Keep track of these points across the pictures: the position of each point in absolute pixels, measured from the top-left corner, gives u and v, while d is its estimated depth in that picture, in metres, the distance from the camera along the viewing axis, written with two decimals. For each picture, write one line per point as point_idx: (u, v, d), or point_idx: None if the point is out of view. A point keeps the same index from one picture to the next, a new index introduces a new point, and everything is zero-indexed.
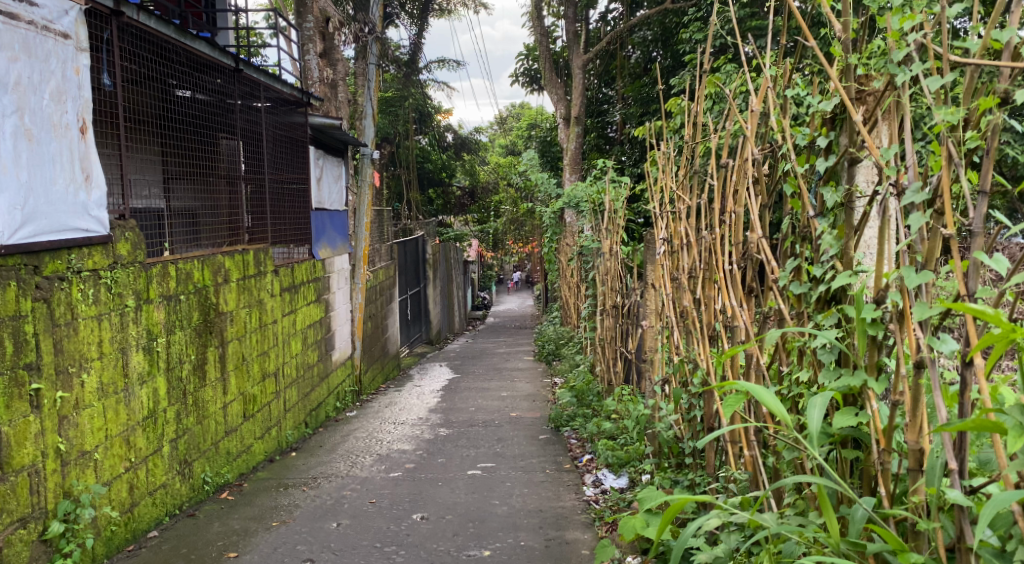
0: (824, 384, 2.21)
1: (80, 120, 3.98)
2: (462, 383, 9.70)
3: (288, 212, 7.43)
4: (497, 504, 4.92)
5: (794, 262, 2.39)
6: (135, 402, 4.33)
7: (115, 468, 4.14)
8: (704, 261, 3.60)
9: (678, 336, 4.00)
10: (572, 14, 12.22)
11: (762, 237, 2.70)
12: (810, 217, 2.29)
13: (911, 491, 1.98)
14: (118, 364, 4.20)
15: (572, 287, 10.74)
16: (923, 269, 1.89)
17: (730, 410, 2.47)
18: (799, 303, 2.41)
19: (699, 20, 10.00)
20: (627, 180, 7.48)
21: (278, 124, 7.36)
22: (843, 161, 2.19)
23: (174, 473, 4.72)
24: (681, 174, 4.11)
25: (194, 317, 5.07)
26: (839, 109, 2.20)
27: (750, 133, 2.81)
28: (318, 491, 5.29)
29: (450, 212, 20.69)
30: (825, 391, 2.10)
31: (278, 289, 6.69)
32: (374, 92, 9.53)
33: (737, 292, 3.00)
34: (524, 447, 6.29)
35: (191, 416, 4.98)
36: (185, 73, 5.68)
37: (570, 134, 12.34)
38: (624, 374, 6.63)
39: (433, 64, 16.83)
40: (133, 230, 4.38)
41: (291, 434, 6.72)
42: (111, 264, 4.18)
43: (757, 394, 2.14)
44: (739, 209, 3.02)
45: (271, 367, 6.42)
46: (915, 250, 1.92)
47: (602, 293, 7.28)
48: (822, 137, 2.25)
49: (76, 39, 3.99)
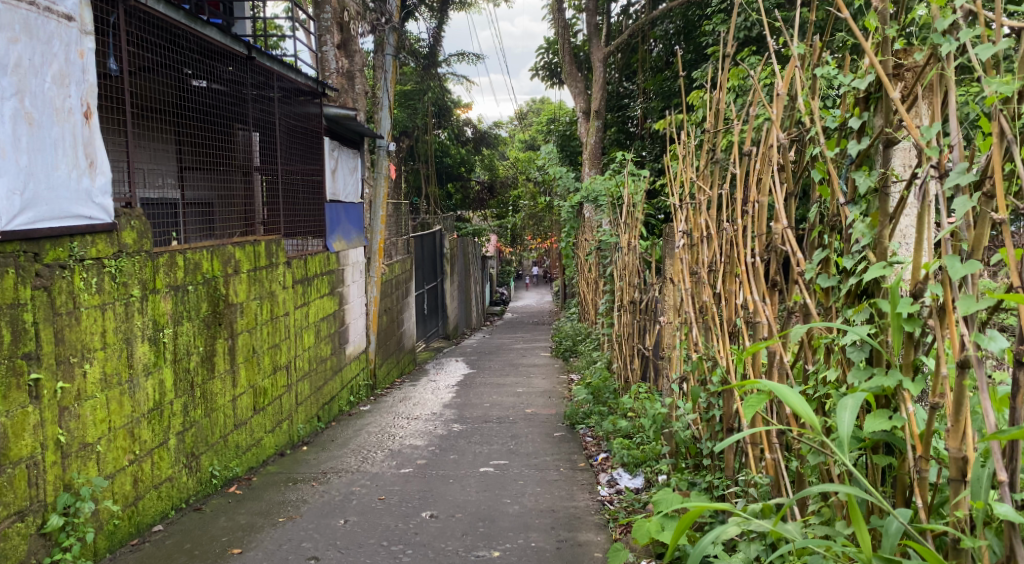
0: (854, 385, 2.05)
1: (84, 104, 3.88)
2: (478, 378, 9.59)
3: (302, 203, 7.32)
4: (508, 503, 4.80)
5: (822, 253, 2.25)
6: (140, 393, 4.24)
7: (118, 460, 4.04)
8: (725, 254, 3.45)
9: (697, 332, 3.87)
10: (593, 7, 12.07)
11: (787, 228, 2.56)
12: (841, 204, 2.14)
13: (953, 504, 1.83)
14: (122, 355, 4.11)
15: (590, 282, 10.61)
16: (968, 259, 1.73)
17: (751, 411, 2.32)
18: (827, 298, 2.27)
19: (722, 12, 9.85)
20: (647, 173, 7.34)
21: (293, 115, 7.26)
22: (878, 145, 2.05)
23: (180, 466, 4.63)
24: (703, 164, 3.96)
25: (203, 308, 4.98)
26: (873, 88, 2.06)
27: (776, 116, 2.67)
28: (327, 486, 5.19)
29: (468, 207, 20.57)
30: (856, 392, 1.95)
31: (290, 281, 6.59)
32: (391, 83, 9.42)
33: (759, 286, 2.87)
34: (538, 445, 6.16)
35: (199, 409, 4.88)
36: (198, 61, 5.60)
37: (590, 127, 12.22)
38: (641, 371, 6.48)
39: (452, 58, 16.75)
40: (139, 218, 4.26)
41: (302, 428, 6.63)
42: (116, 253, 4.07)
43: (783, 396, 1.99)
44: (763, 198, 2.88)
45: (282, 360, 6.32)
46: (961, 238, 1.77)
47: (620, 288, 7.14)
48: (855, 118, 2.10)
49: (80, 22, 3.89)
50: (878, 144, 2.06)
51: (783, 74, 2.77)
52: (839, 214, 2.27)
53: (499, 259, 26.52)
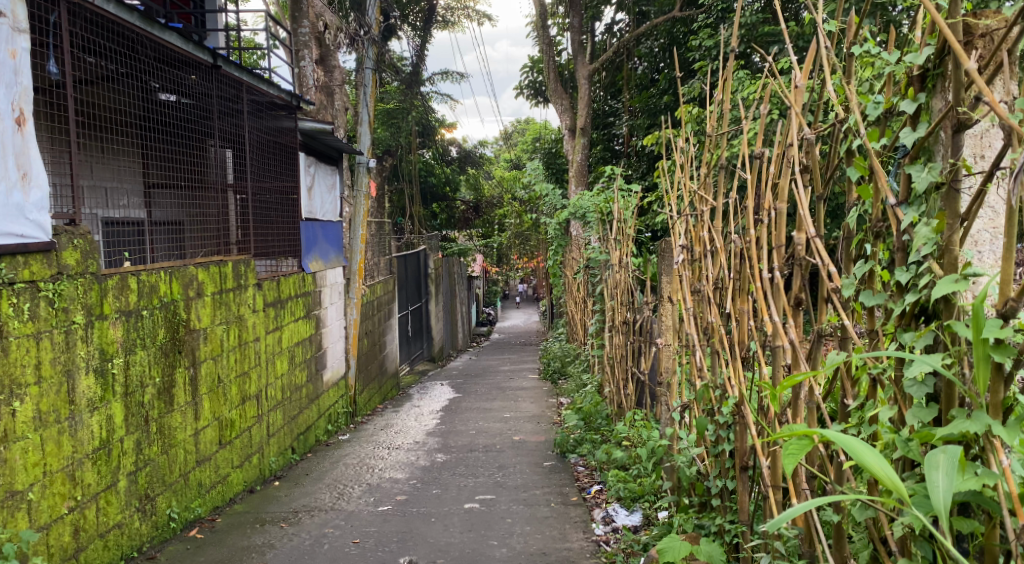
0: (922, 431, 1.74)
1: (16, 109, 3.48)
2: (464, 403, 9.16)
3: (275, 223, 6.90)
4: (495, 545, 4.38)
5: (865, 265, 1.92)
6: (83, 431, 3.82)
7: (55, 508, 3.62)
8: (734, 269, 3.08)
9: (701, 357, 3.49)
10: (577, 24, 11.73)
11: (816, 238, 2.20)
12: (891, 206, 1.81)
13: None
14: (62, 390, 3.69)
15: (578, 302, 10.23)
16: None
17: (792, 462, 1.91)
18: (871, 319, 1.93)
19: (710, 26, 9.54)
20: (637, 189, 6.98)
21: (264, 130, 6.82)
22: (939, 133, 1.74)
23: (131, 510, 4.19)
24: (703, 173, 3.59)
25: (160, 334, 4.56)
26: (930, 63, 1.76)
27: (796, 108, 2.34)
28: (298, 528, 4.76)
29: (455, 227, 20.16)
30: (942, 448, 1.64)
31: (261, 304, 6.16)
32: (371, 98, 8.99)
33: (779, 304, 2.51)
34: (527, 477, 5.74)
35: (155, 445, 4.46)
36: (157, 70, 5.19)
37: (575, 145, 11.88)
38: (636, 396, 6.06)
39: (436, 77, 16.44)
40: (84, 236, 3.86)
41: (274, 461, 6.19)
42: (54, 275, 3.66)
43: (850, 449, 1.63)
44: (782, 204, 2.50)
45: (251, 390, 5.87)
46: None
47: (611, 309, 6.73)
48: (908, 100, 1.79)
49: (12, 18, 3.49)
50: (936, 132, 1.76)
51: (802, 65, 2.44)
52: (884, 218, 1.92)
53: (486, 280, 26.16)
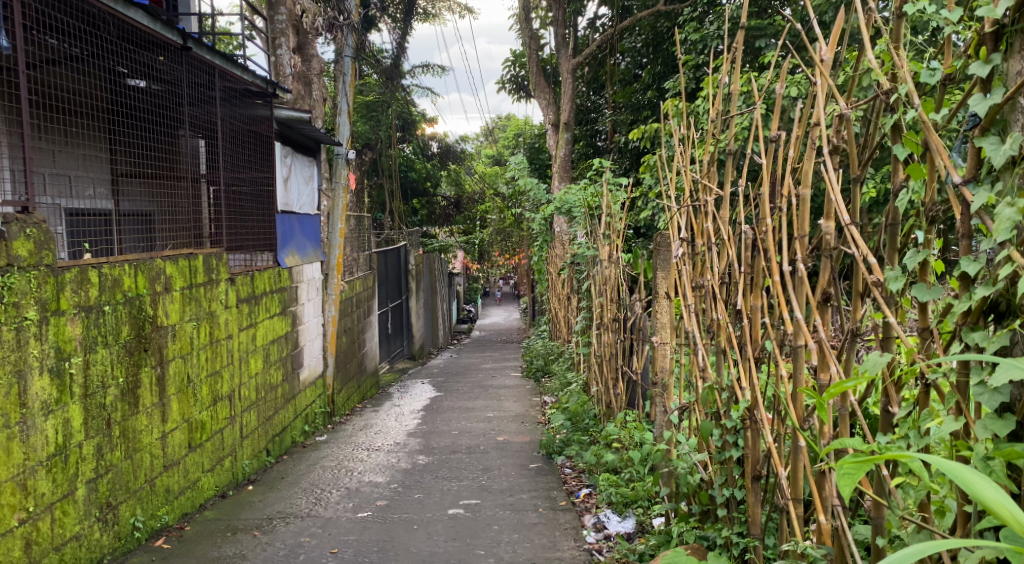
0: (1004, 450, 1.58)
1: None
2: (446, 402, 8.88)
3: (249, 217, 6.58)
4: (482, 555, 4.12)
5: (920, 254, 1.75)
6: (35, 437, 3.53)
7: (4, 521, 3.33)
8: (745, 262, 2.83)
9: (704, 356, 3.25)
10: (560, 18, 11.47)
11: (851, 225, 1.95)
12: (959, 185, 1.68)
13: None
14: (12, 392, 3.40)
15: (561, 300, 10.01)
16: None
17: (851, 488, 1.65)
18: (924, 316, 1.77)
19: (695, 20, 9.33)
20: (625, 183, 6.72)
21: (238, 117, 6.47)
22: (1016, 100, 1.65)
23: (91, 520, 3.90)
24: (706, 160, 3.33)
25: (124, 332, 4.26)
26: (1008, 18, 1.66)
27: (826, 81, 2.12)
28: (272, 536, 4.48)
29: (434, 223, 19.80)
30: None
31: (234, 300, 5.85)
32: (350, 87, 8.59)
33: (801, 300, 2.26)
34: (513, 480, 5.49)
35: (118, 450, 4.16)
36: (125, 52, 4.85)
37: (559, 139, 11.62)
38: (626, 396, 5.82)
39: (417, 70, 16.12)
40: (37, 225, 3.56)
41: (248, 464, 5.89)
42: (3, 268, 3.36)
43: (957, 480, 1.37)
44: (805, 188, 2.25)
45: (223, 390, 5.57)
46: None
47: (599, 305, 6.47)
48: (981, 62, 1.68)
49: None
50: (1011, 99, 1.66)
51: (826, 35, 2.22)
52: (940, 202, 1.76)
53: (467, 276, 25.84)
